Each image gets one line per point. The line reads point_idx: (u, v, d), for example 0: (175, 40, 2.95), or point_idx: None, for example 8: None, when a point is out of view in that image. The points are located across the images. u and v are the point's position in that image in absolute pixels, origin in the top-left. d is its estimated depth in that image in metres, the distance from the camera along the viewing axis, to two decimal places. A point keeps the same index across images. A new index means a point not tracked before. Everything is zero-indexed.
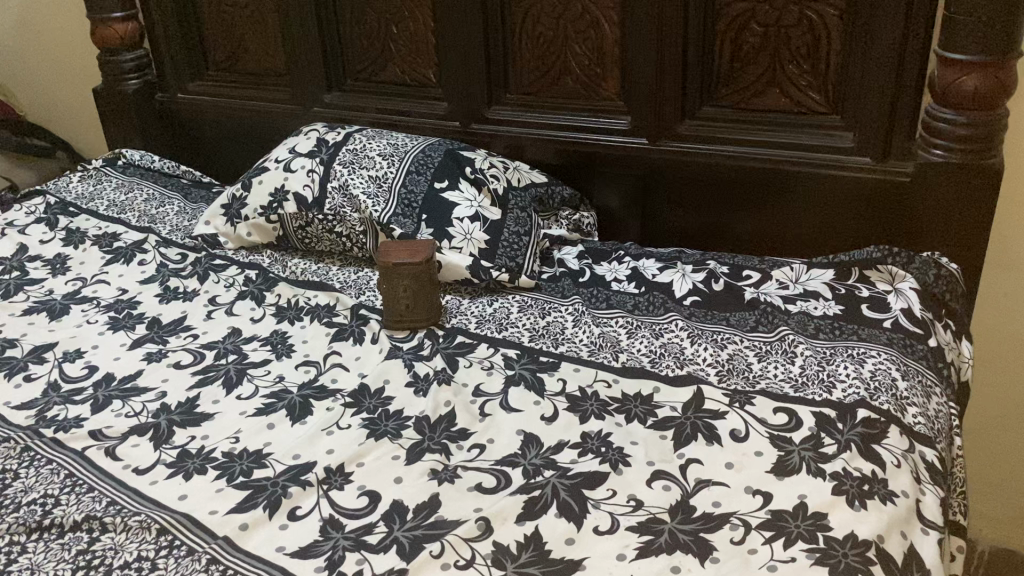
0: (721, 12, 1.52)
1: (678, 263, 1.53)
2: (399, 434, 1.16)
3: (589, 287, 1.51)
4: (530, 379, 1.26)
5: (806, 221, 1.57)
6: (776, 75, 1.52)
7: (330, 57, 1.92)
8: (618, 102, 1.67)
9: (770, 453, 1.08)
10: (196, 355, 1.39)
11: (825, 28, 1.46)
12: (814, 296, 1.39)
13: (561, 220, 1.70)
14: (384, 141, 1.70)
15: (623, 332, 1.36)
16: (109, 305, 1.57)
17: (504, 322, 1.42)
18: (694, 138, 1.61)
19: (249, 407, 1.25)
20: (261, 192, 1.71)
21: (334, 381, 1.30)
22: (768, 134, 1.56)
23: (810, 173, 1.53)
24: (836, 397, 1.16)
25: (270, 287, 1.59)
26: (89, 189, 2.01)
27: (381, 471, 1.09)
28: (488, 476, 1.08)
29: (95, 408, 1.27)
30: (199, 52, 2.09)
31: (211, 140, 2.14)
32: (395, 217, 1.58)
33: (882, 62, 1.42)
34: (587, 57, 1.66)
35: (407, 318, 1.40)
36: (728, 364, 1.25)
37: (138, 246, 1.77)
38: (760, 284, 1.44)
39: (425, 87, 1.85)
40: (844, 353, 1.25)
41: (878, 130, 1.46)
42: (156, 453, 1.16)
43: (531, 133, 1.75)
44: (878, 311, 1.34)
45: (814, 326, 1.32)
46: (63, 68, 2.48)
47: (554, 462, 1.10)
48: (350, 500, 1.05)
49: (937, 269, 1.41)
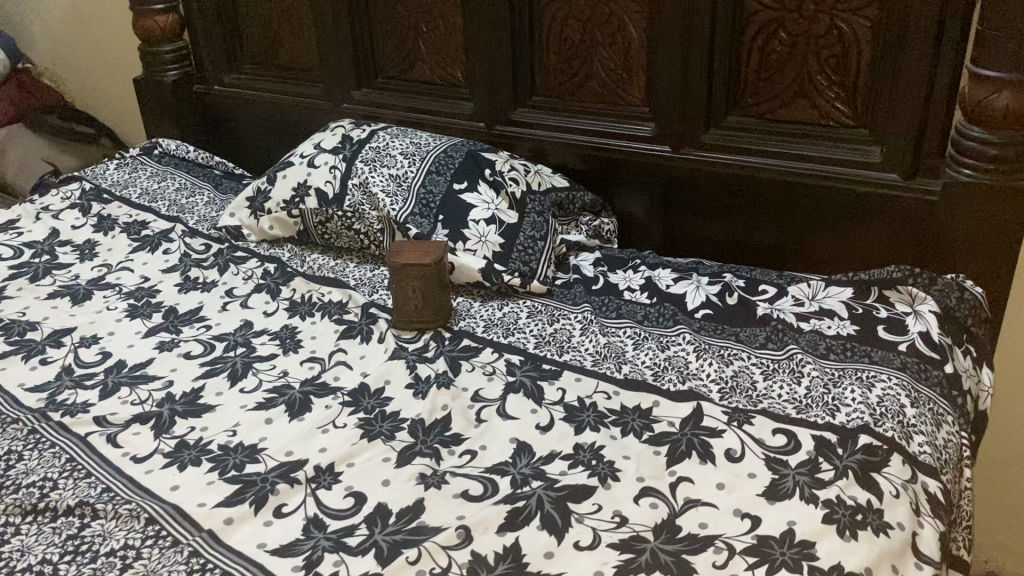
0: (750, 19, 1.49)
1: (694, 275, 1.50)
2: (392, 435, 1.16)
3: (600, 295, 1.49)
4: (530, 387, 1.25)
5: (826, 238, 1.53)
6: (804, 86, 1.49)
7: (361, 54, 1.92)
8: (642, 108, 1.65)
9: (764, 475, 1.05)
10: (207, 346, 1.42)
11: (855, 39, 1.42)
12: (830, 314, 1.35)
13: (581, 227, 1.70)
14: (407, 140, 1.71)
15: (630, 343, 1.34)
16: (130, 292, 1.60)
17: (512, 327, 1.42)
18: (716, 147, 1.59)
19: (250, 401, 1.26)
20: (284, 187, 1.74)
21: (337, 379, 1.30)
22: (792, 147, 1.52)
23: (833, 188, 1.49)
24: (839, 422, 1.12)
25: (286, 282, 1.61)
26: (124, 176, 2.06)
27: (371, 473, 1.09)
28: (475, 484, 1.07)
29: (103, 394, 1.30)
30: (237, 45, 2.12)
31: (246, 131, 2.17)
32: (412, 217, 1.59)
33: (913, 75, 1.37)
34: (613, 62, 1.65)
35: (415, 318, 1.41)
36: (732, 381, 1.23)
37: (164, 235, 1.80)
38: (775, 300, 1.41)
39: (453, 87, 1.85)
40: (853, 376, 1.21)
41: (904, 147, 1.42)
42: (156, 442, 1.18)
43: (554, 137, 1.74)
44: (894, 333, 1.29)
45: (826, 346, 1.29)
46: (111, 59, 2.54)
47: (543, 473, 1.08)
48: (335, 501, 1.05)
49: (962, 293, 1.35)
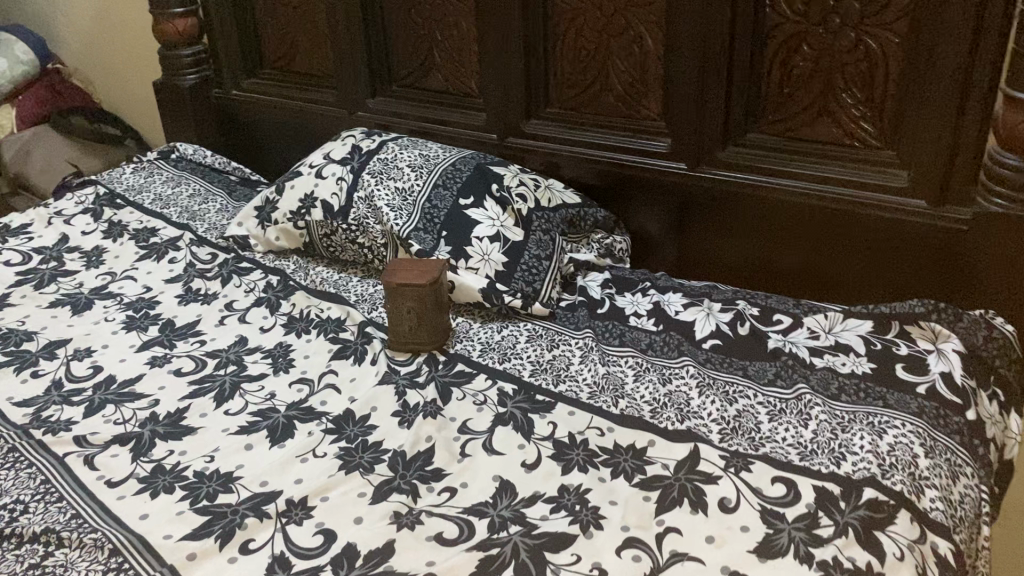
0: (772, 33, 1.40)
1: (705, 300, 1.43)
2: (371, 468, 1.12)
3: (605, 320, 1.43)
4: (520, 419, 1.20)
5: (848, 266, 1.45)
6: (827, 103, 1.40)
7: (376, 61, 1.88)
8: (659, 123, 1.58)
9: (758, 529, 0.98)
10: (198, 363, 1.39)
11: (883, 55, 1.33)
12: (845, 350, 1.27)
13: (592, 244, 1.62)
14: (416, 152, 1.66)
15: (631, 374, 1.27)
16: (130, 303, 1.58)
17: (509, 352, 1.36)
18: (734, 166, 1.51)
19: (232, 425, 1.22)
20: (292, 197, 1.70)
21: (323, 403, 1.26)
22: (814, 168, 1.44)
23: (856, 213, 1.41)
24: (844, 472, 1.05)
25: (287, 296, 1.57)
26: (139, 181, 2.05)
27: (344, 509, 1.05)
28: (450, 526, 1.02)
29: (88, 411, 1.27)
30: (254, 50, 2.10)
31: (264, 137, 2.15)
32: (416, 232, 1.54)
33: (943, 95, 1.28)
34: (629, 75, 1.57)
35: (410, 340, 1.37)
36: (735, 421, 1.15)
37: (172, 244, 1.78)
38: (789, 332, 1.33)
39: (467, 97, 1.80)
40: (864, 421, 1.13)
41: (932, 172, 1.33)
42: (132, 466, 1.15)
43: (568, 150, 1.68)
44: (914, 373, 1.21)
45: (838, 385, 1.20)
46: (135, 58, 2.55)
47: (523, 516, 1.03)
48: (304, 538, 1.01)
49: (989, 330, 1.26)
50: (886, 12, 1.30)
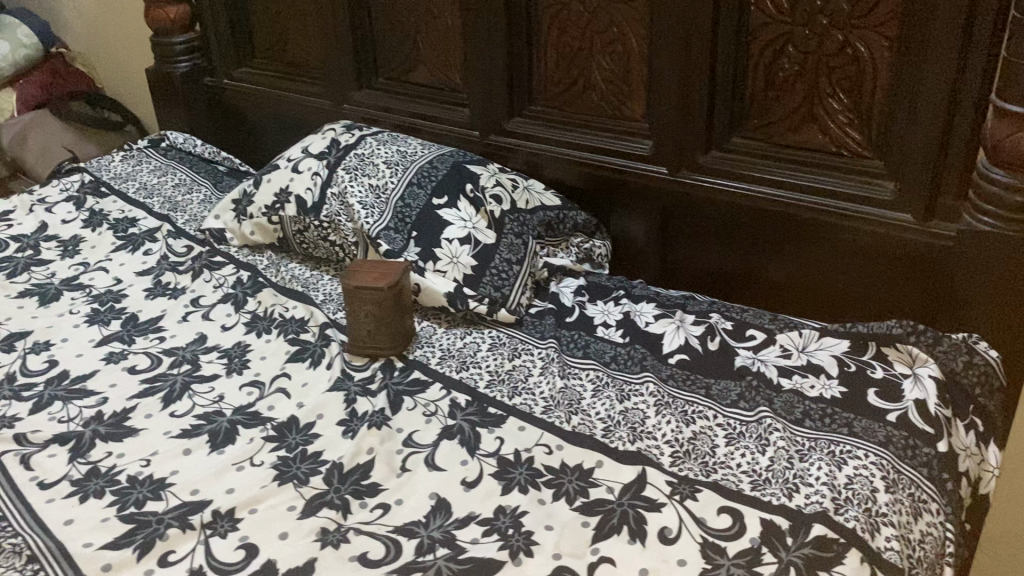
0: (757, 33, 1.33)
1: (677, 312, 1.37)
2: (306, 480, 1.08)
3: (572, 330, 1.37)
4: (468, 433, 1.15)
5: (833, 280, 1.38)
6: (814, 109, 1.32)
7: (362, 53, 1.84)
8: (642, 124, 1.52)
9: (695, 564, 0.92)
10: (154, 360, 1.36)
11: (872, 60, 1.25)
12: (817, 371, 1.21)
13: (571, 248, 1.57)
14: (394, 148, 1.62)
15: (589, 389, 1.22)
16: (98, 295, 1.56)
17: (468, 360, 1.31)
18: (716, 172, 1.44)
19: (175, 428, 1.19)
20: (268, 191, 1.67)
21: (270, 408, 1.22)
22: (798, 177, 1.37)
23: (840, 225, 1.34)
24: (796, 504, 0.99)
25: (254, 292, 1.53)
26: (127, 169, 2.03)
27: (271, 523, 1.01)
28: (376, 545, 0.98)
29: (35, 408, 1.25)
30: (246, 40, 2.07)
31: (256, 127, 2.12)
32: (385, 231, 1.49)
33: (932, 103, 1.20)
34: (612, 73, 1.51)
35: (369, 345, 1.33)
36: (689, 444, 1.10)
37: (150, 235, 1.76)
38: (760, 349, 1.27)
39: (452, 91, 1.75)
40: (824, 450, 1.07)
41: (920, 184, 1.25)
42: (68, 467, 1.13)
43: (549, 151, 1.62)
44: (886, 399, 1.14)
45: (803, 410, 1.14)
46: (135, 43, 2.54)
47: (452, 539, 0.98)
48: (225, 552, 0.97)
49: (970, 355, 1.19)
50: (875, 14, 1.22)
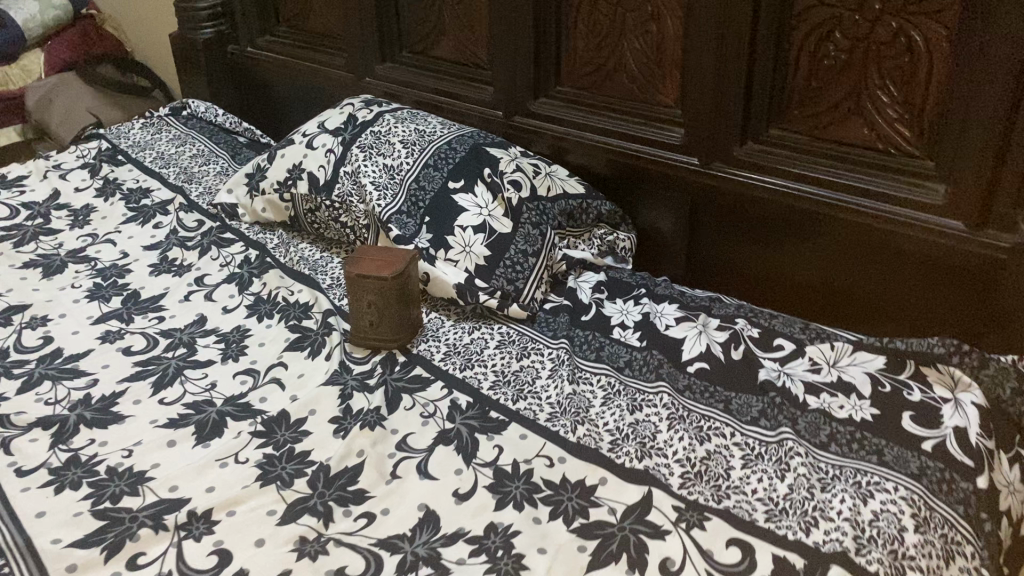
0: (802, 16, 1.21)
1: (701, 316, 1.28)
2: (290, 482, 1.02)
3: (586, 330, 1.29)
4: (466, 440, 1.08)
5: (871, 287, 1.28)
6: (860, 101, 1.21)
7: (386, 25, 1.76)
8: (674, 110, 1.42)
9: None
10: (150, 341, 1.31)
11: (927, 50, 1.13)
12: (847, 390, 1.11)
13: (593, 240, 1.48)
14: (412, 126, 1.53)
15: (598, 398, 1.14)
16: (102, 269, 1.52)
17: (474, 358, 1.24)
18: (750, 166, 1.34)
19: (162, 416, 1.14)
20: (281, 166, 1.60)
21: (263, 400, 1.17)
22: (839, 174, 1.26)
23: (883, 229, 1.23)
24: (813, 541, 0.90)
25: (260, 273, 1.48)
26: (146, 138, 1.99)
27: (247, 529, 0.95)
28: (356, 559, 0.91)
29: (23, 387, 1.21)
30: (269, 8, 2.01)
31: (279, 97, 2.06)
32: (397, 216, 1.41)
33: (992, 101, 1.08)
34: (644, 54, 1.41)
35: (370, 336, 1.26)
36: (702, 465, 1.01)
37: (161, 207, 1.71)
38: (788, 361, 1.17)
39: (476, 68, 1.66)
40: (849, 481, 0.97)
41: (973, 190, 1.13)
42: (48, 453, 1.08)
43: (575, 135, 1.53)
44: (922, 426, 1.04)
45: (829, 433, 1.05)
46: (162, 6, 2.49)
47: (437, 557, 0.91)
48: (197, 558, 0.92)
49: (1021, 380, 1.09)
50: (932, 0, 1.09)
